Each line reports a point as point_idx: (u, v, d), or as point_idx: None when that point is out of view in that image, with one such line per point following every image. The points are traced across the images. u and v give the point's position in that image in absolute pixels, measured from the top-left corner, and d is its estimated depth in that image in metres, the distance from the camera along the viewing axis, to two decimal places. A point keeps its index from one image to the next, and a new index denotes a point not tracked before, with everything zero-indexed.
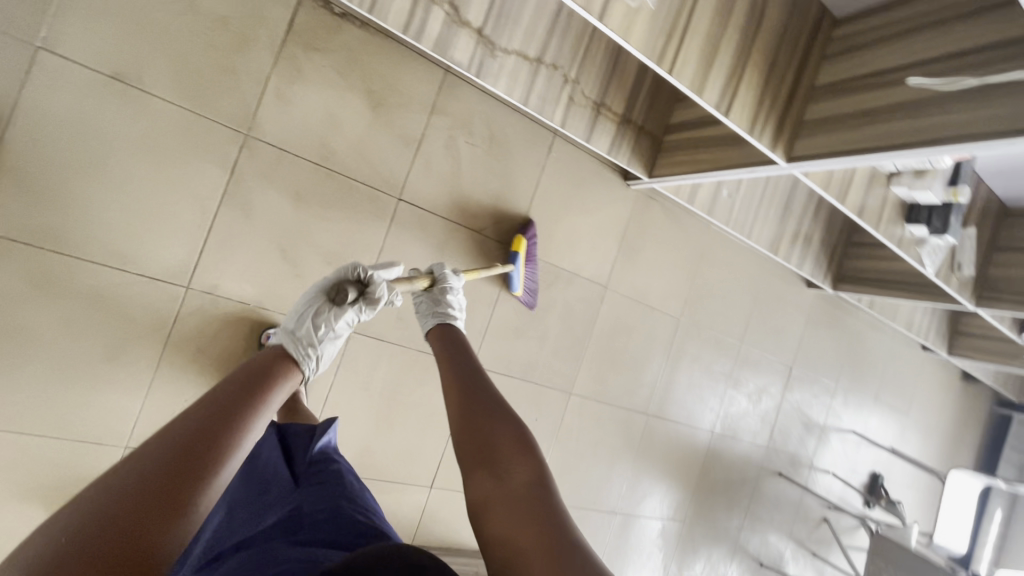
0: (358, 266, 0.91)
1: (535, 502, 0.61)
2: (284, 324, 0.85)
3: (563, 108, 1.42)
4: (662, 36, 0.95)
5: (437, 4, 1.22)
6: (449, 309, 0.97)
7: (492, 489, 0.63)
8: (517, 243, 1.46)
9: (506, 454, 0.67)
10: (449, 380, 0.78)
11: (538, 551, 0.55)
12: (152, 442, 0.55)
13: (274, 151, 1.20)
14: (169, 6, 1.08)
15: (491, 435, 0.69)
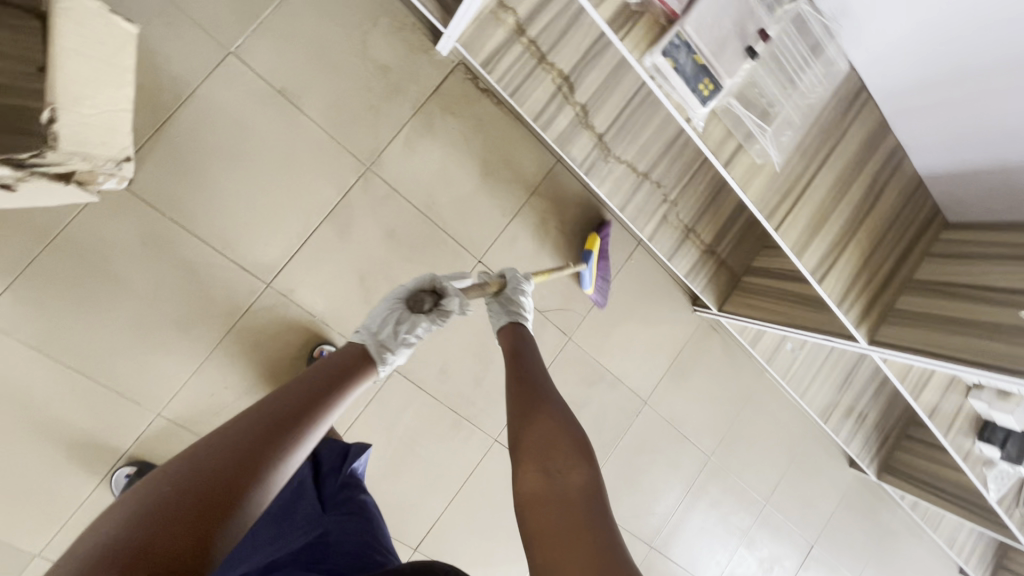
0: (436, 277, 0.89)
1: (584, 505, 0.59)
2: (363, 327, 0.82)
3: (655, 223, 1.47)
4: (778, 195, 0.99)
5: (571, 104, 1.33)
6: (520, 312, 0.96)
7: (543, 488, 0.62)
8: (591, 241, 1.43)
9: (561, 453, 0.65)
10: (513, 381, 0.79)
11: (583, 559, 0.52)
12: (210, 442, 0.56)
13: (385, 188, 1.29)
14: (346, 47, 1.23)
15: (547, 434, 0.68)
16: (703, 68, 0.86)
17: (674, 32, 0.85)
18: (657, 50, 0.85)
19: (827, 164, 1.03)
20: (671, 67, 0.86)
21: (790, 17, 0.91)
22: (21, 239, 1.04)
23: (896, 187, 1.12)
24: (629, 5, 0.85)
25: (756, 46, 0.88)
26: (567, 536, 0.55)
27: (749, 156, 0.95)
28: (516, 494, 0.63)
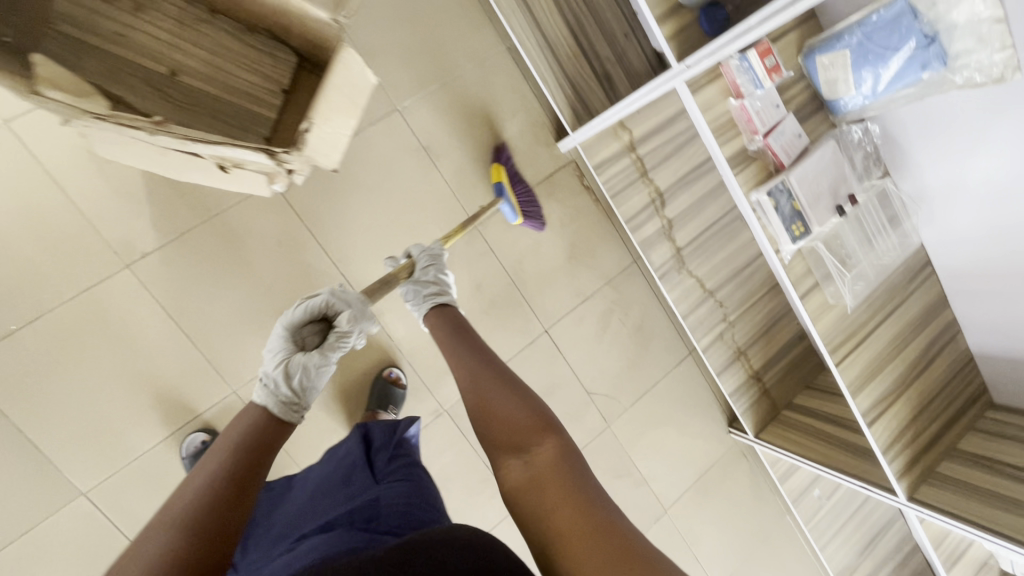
0: (324, 299, 0.97)
1: (566, 472, 0.65)
2: (262, 381, 0.88)
3: (711, 337, 1.58)
4: (843, 334, 1.09)
5: (660, 217, 1.51)
6: (443, 290, 1.09)
7: (522, 474, 0.67)
8: (498, 172, 1.38)
9: (531, 435, 0.72)
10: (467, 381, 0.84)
11: (575, 532, 0.59)
12: (160, 517, 0.60)
13: (484, 246, 1.46)
14: (487, 128, 1.46)
15: (512, 420, 0.75)
16: (798, 213, 1.01)
17: (779, 180, 1.01)
18: (762, 190, 1.01)
19: (888, 320, 1.14)
20: (772, 206, 1.01)
21: (875, 191, 1.07)
22: (185, 211, 1.21)
23: (947, 357, 1.21)
24: (747, 149, 1.02)
25: (844, 207, 1.04)
26: (560, 510, 0.61)
27: (822, 294, 1.07)
28: (502, 486, 0.69)
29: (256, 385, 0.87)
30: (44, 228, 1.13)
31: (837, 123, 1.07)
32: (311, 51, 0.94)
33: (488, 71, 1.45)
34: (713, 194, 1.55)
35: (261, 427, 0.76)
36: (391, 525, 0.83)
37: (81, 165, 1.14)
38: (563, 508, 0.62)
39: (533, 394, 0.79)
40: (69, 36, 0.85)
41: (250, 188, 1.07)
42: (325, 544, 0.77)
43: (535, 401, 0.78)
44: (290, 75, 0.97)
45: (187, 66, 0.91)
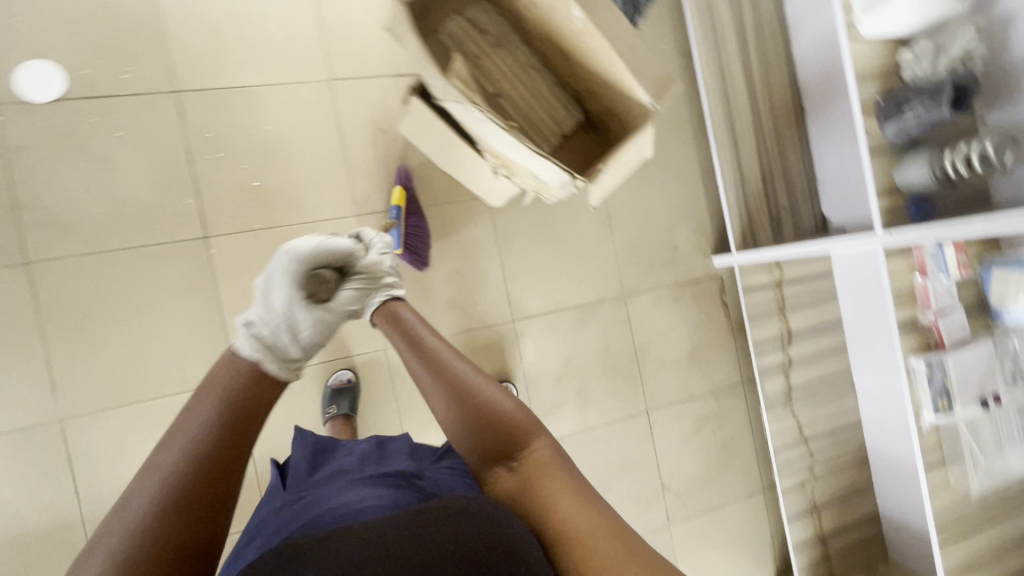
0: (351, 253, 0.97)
1: (554, 473, 0.71)
2: (256, 331, 0.85)
3: (793, 481, 1.63)
4: (953, 519, 1.15)
5: (783, 353, 1.63)
6: (385, 280, 0.97)
7: (513, 482, 0.72)
8: (396, 195, 1.37)
9: (514, 436, 0.76)
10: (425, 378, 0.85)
11: (576, 535, 0.63)
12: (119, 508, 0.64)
13: (624, 315, 1.61)
14: (662, 221, 1.66)
15: (493, 417, 0.77)
16: (947, 391, 1.12)
17: (938, 355, 1.13)
18: (921, 357, 1.14)
19: (997, 524, 1.19)
20: (925, 375, 1.13)
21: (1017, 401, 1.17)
22: (416, 190, 1.43)
23: None
24: (916, 321, 1.15)
25: (988, 402, 1.15)
26: (558, 514, 0.66)
27: (945, 472, 1.15)
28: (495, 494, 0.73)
29: (242, 333, 0.84)
30: (315, 162, 1.36)
31: (994, 329, 1.20)
32: (602, 117, 1.18)
33: (681, 178, 1.68)
34: (833, 351, 1.68)
35: (239, 389, 0.77)
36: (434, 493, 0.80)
37: (363, 128, 1.39)
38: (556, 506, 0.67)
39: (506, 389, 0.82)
40: (445, 47, 1.12)
41: (485, 193, 1.28)
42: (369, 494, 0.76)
43: (513, 398, 0.80)
44: (573, 127, 1.21)
45: (509, 93, 1.15)
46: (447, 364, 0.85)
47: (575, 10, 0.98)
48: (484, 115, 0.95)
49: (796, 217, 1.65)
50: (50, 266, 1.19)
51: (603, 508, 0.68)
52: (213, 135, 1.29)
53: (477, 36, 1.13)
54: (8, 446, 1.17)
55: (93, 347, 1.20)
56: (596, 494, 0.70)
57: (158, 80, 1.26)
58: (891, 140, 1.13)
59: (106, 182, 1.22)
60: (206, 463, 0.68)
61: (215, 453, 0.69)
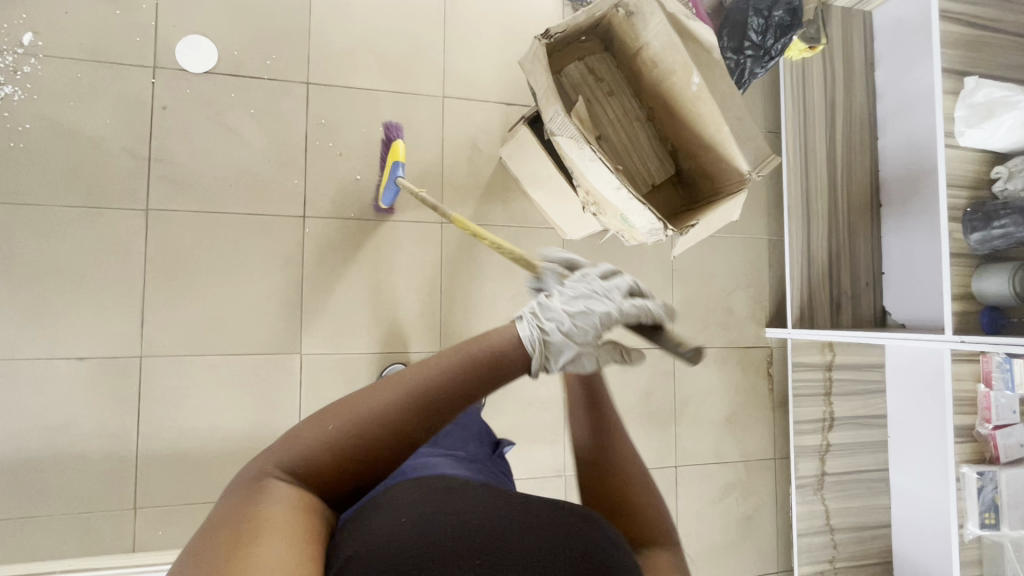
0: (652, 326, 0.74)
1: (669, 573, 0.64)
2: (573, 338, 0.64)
3: (811, 569, 1.59)
4: None
5: (822, 436, 1.62)
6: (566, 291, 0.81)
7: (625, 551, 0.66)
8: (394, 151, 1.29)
9: (649, 527, 0.68)
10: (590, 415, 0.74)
11: None
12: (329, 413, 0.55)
13: (669, 367, 1.63)
14: (722, 283, 1.69)
15: (623, 482, 0.70)
16: (995, 505, 1.11)
17: (992, 468, 1.12)
18: (974, 467, 1.13)
19: None
20: (976, 485, 1.12)
21: None
22: (499, 210, 1.51)
23: None
24: (973, 429, 1.15)
25: None
26: None
27: None
28: None
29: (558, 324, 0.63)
30: (414, 167, 1.46)
31: None
32: (694, 176, 1.24)
33: (748, 246, 1.72)
34: (873, 446, 1.66)
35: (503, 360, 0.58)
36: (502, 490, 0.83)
37: (463, 145, 1.49)
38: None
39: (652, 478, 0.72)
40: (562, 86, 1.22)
41: (567, 224, 1.35)
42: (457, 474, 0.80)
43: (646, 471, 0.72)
44: (664, 180, 1.27)
45: (611, 138, 1.23)
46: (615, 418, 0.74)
47: (695, 77, 1.06)
48: (595, 156, 1.01)
49: (856, 305, 1.67)
50: (166, 215, 1.30)
51: None
52: (331, 127, 1.41)
53: (592, 81, 1.23)
54: (90, 372, 1.25)
55: (184, 295, 1.30)
56: None
57: (296, 70, 1.39)
58: (974, 249, 1.16)
59: (230, 151, 1.34)
60: (417, 421, 0.55)
61: (434, 421, 0.55)
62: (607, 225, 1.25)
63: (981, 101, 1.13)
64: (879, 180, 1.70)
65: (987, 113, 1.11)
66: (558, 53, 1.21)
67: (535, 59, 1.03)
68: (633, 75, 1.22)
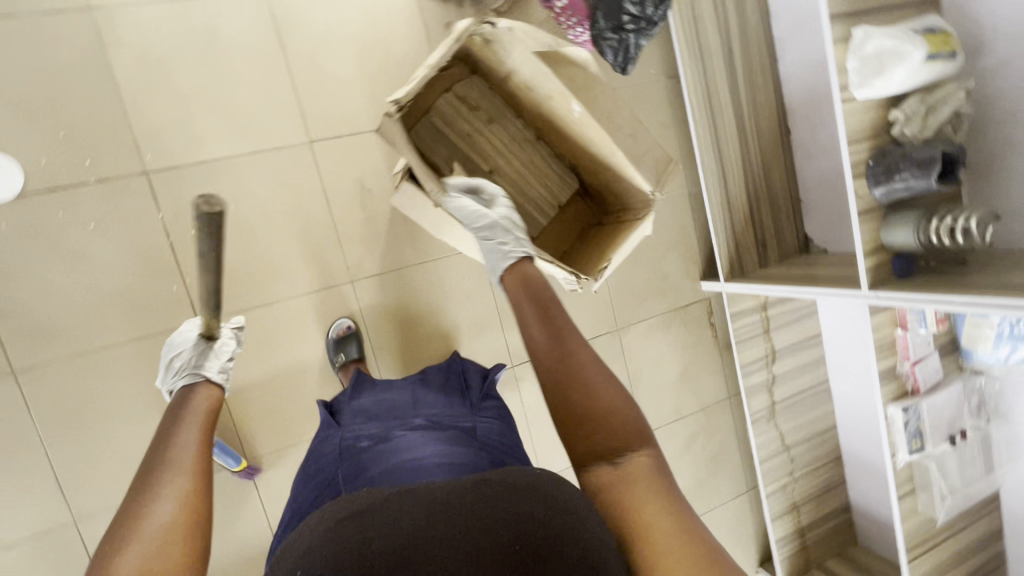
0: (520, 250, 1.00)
1: (650, 487, 0.72)
2: (180, 369, 0.91)
3: (776, 486, 1.76)
4: (922, 539, 1.29)
5: (767, 372, 1.72)
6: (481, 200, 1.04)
7: (610, 476, 0.74)
8: None
9: (622, 433, 0.77)
10: (556, 337, 0.86)
11: (663, 534, 0.67)
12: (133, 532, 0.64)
13: (618, 348, 1.66)
14: (650, 252, 1.68)
15: (606, 419, 0.78)
16: (920, 433, 1.23)
17: (914, 401, 1.23)
18: (899, 405, 1.23)
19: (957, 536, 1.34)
20: (903, 420, 1.22)
21: (979, 433, 1.29)
22: (408, 248, 1.40)
23: None
24: (895, 369, 1.24)
25: (955, 438, 1.26)
26: (644, 520, 0.68)
27: (915, 499, 1.27)
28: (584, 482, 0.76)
29: (175, 381, 0.90)
30: (302, 230, 1.32)
31: (964, 366, 1.30)
32: (598, 190, 1.19)
33: (669, 206, 1.68)
34: (814, 364, 1.77)
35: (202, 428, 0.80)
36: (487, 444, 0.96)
37: (349, 190, 1.34)
38: (652, 511, 0.69)
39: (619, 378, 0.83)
40: (436, 127, 1.13)
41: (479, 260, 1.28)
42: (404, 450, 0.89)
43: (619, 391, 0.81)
44: (570, 196, 1.22)
45: (504, 168, 1.16)
46: (579, 339, 0.86)
47: (574, 104, 0.96)
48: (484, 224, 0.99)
49: (781, 240, 1.69)
50: (39, 371, 1.15)
51: (689, 517, 0.70)
52: (193, 214, 1.23)
53: (468, 112, 1.13)
54: (26, 553, 1.17)
55: (94, 446, 1.19)
56: (685, 508, 0.70)
57: (126, 161, 1.18)
58: (881, 202, 1.16)
59: (84, 277, 1.16)
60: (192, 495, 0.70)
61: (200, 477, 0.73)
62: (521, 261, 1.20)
63: (871, 53, 1.05)
64: (785, 107, 1.64)
65: (880, 67, 1.05)
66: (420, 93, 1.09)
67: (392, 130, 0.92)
68: (511, 95, 1.12)
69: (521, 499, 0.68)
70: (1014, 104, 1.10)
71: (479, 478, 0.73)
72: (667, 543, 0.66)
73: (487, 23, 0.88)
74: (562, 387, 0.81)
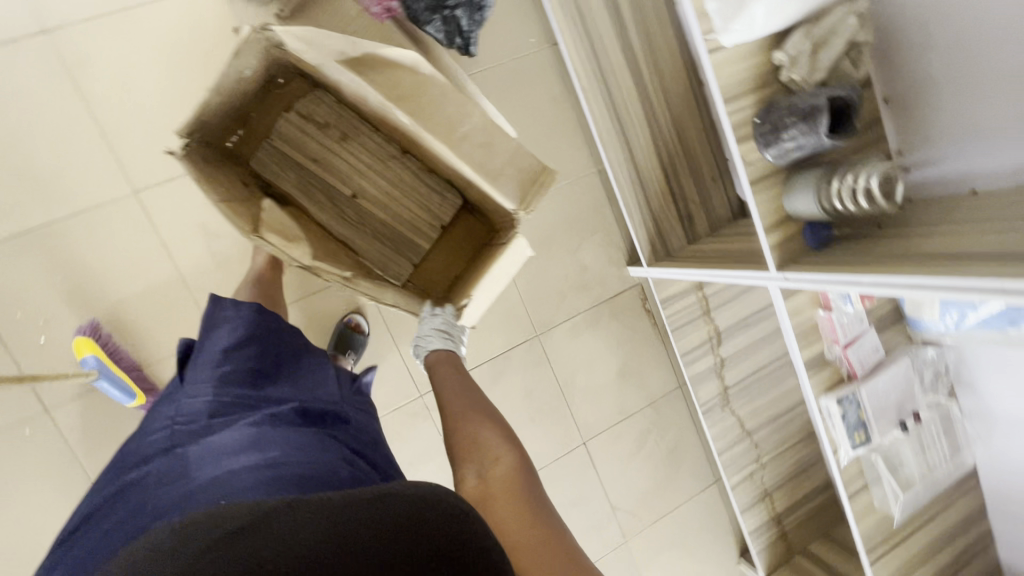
0: (436, 345, 1.00)
1: (515, 489, 0.69)
2: None
3: (741, 476, 1.61)
4: (882, 537, 1.12)
5: (713, 355, 1.54)
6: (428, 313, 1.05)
7: (478, 485, 0.70)
8: (83, 347, 1.09)
9: (486, 445, 0.76)
10: (446, 385, 0.93)
11: (523, 535, 0.63)
12: None
13: (541, 354, 1.51)
14: (563, 244, 1.51)
15: (474, 437, 0.78)
16: (862, 424, 1.06)
17: (850, 390, 1.05)
18: (833, 396, 1.05)
19: (926, 526, 1.17)
20: (840, 413, 1.05)
21: (938, 410, 1.11)
22: None
23: (977, 564, 1.24)
24: (825, 356, 1.06)
25: (907, 422, 1.09)
26: (503, 529, 0.64)
27: (869, 496, 1.11)
28: (458, 497, 0.71)
29: None
30: (144, 289, 1.19)
31: (914, 336, 1.12)
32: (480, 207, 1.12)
33: (577, 190, 1.50)
34: (768, 338, 1.59)
35: None
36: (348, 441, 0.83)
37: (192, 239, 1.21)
38: (510, 509, 0.66)
39: (493, 410, 0.84)
40: (285, 153, 1.09)
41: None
42: (241, 444, 0.74)
43: (492, 413, 0.83)
44: (455, 212, 1.15)
45: (368, 192, 1.12)
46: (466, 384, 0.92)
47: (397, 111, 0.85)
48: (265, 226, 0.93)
49: (709, 210, 1.47)
50: None
51: (550, 518, 0.67)
52: (18, 294, 1.13)
53: (315, 134, 1.09)
54: None
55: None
56: (550, 513, 0.67)
57: None
58: (777, 164, 0.96)
59: None
60: None
61: None
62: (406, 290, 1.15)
63: None
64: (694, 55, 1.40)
65: (739, 3, 0.85)
66: (256, 118, 1.07)
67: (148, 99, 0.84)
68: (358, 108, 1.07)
69: (416, 524, 0.51)
70: (922, 16, 0.89)
71: (380, 492, 0.54)
72: (525, 543, 0.62)
73: (267, 29, 0.85)
74: (445, 417, 0.85)
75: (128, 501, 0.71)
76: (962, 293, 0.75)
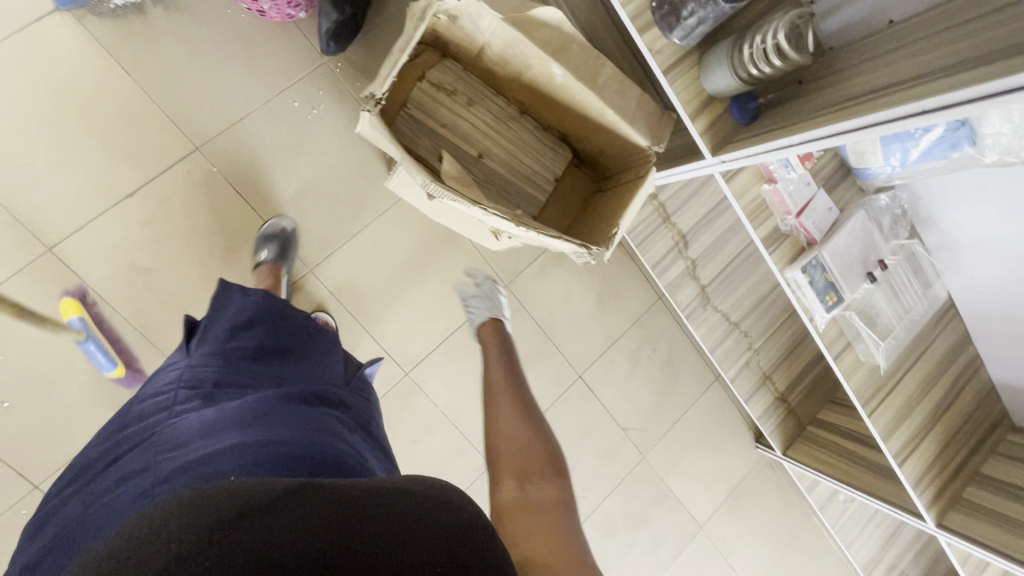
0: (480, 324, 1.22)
1: (550, 513, 0.74)
2: None
3: (739, 367, 1.63)
4: (874, 387, 1.15)
5: (683, 259, 1.53)
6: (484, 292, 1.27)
7: (515, 497, 0.77)
8: (69, 307, 1.13)
9: (533, 463, 0.82)
10: (504, 386, 0.99)
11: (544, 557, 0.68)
12: None
13: (516, 303, 1.50)
14: None
15: (524, 450, 0.84)
16: (831, 285, 1.05)
17: (812, 255, 1.05)
18: (797, 266, 1.04)
19: (914, 367, 1.20)
20: (807, 280, 1.04)
21: (904, 253, 1.11)
22: None
23: (972, 388, 1.27)
24: (781, 228, 1.05)
25: (874, 272, 1.09)
26: (526, 550, 0.69)
27: (853, 353, 1.12)
28: (495, 502, 0.78)
29: None
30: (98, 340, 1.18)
31: (866, 187, 1.10)
32: (593, 154, 1.13)
33: None
34: (733, 229, 1.57)
35: None
36: (348, 421, 0.78)
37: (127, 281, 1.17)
38: (548, 539, 0.70)
39: (545, 428, 0.90)
40: (416, 119, 1.04)
41: (481, 241, 1.19)
42: (251, 419, 0.68)
43: (544, 431, 0.89)
44: (565, 166, 1.16)
45: (493, 150, 1.09)
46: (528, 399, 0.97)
47: (549, 7, 0.86)
48: (559, 240, 0.96)
49: None
50: None
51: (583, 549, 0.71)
52: None
53: (443, 98, 1.05)
54: None
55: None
56: (581, 547, 0.71)
57: None
58: (686, 45, 0.91)
59: None
60: None
61: None
62: (517, 242, 1.12)
63: None
64: None
65: None
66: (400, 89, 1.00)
67: (375, 130, 0.83)
68: (488, 74, 1.04)
69: (428, 515, 0.47)
70: None
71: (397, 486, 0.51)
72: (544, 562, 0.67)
73: None
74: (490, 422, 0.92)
75: (114, 469, 0.65)
76: (888, 128, 0.73)
